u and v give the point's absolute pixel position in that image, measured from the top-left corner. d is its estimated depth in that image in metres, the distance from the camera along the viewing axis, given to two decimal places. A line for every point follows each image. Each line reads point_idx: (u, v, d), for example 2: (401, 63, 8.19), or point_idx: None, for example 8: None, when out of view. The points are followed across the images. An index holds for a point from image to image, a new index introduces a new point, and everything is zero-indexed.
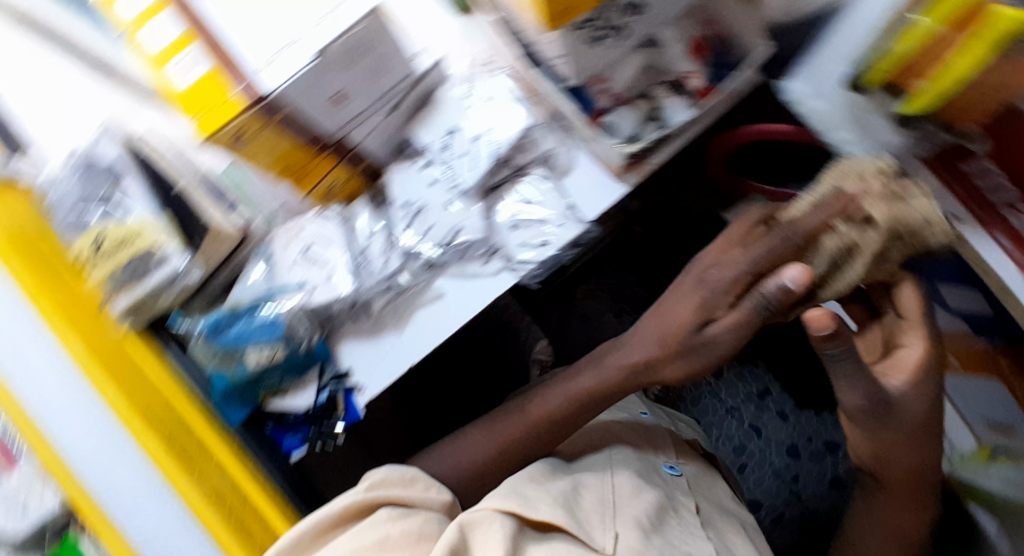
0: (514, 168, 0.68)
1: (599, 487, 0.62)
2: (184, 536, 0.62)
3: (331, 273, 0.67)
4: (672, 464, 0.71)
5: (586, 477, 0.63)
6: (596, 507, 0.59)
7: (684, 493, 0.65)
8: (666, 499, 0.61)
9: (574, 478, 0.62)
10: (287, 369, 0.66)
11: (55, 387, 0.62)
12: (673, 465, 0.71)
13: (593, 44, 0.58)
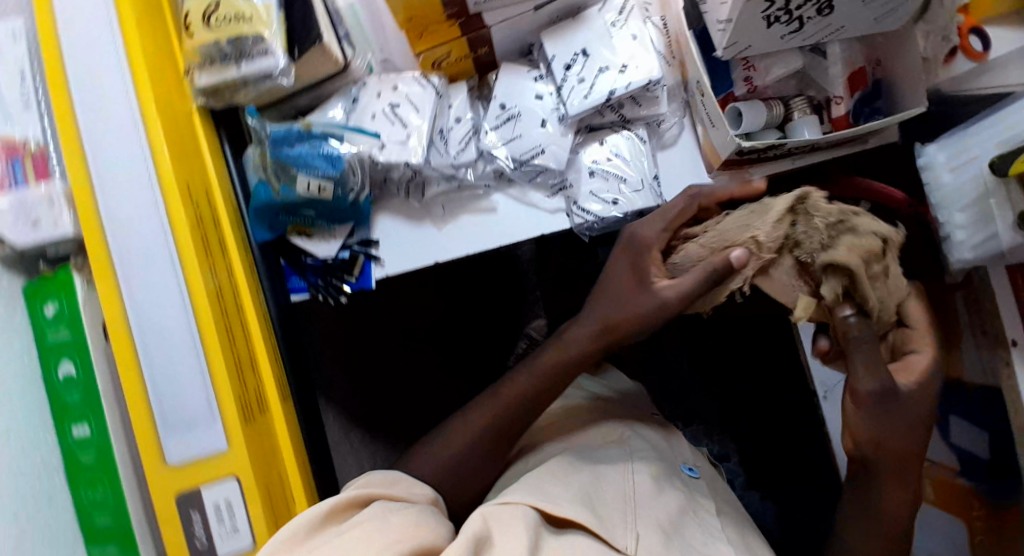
0: (622, 117, 0.66)
1: (618, 479, 0.56)
2: (176, 314, 0.54)
3: (409, 137, 0.62)
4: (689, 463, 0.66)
5: (605, 469, 0.57)
6: (618, 502, 0.53)
7: (706, 498, 0.60)
8: (688, 503, 0.57)
9: (595, 472, 0.57)
10: (324, 212, 0.65)
11: (116, 102, 0.54)
12: (693, 467, 0.65)
13: (770, 24, 0.54)
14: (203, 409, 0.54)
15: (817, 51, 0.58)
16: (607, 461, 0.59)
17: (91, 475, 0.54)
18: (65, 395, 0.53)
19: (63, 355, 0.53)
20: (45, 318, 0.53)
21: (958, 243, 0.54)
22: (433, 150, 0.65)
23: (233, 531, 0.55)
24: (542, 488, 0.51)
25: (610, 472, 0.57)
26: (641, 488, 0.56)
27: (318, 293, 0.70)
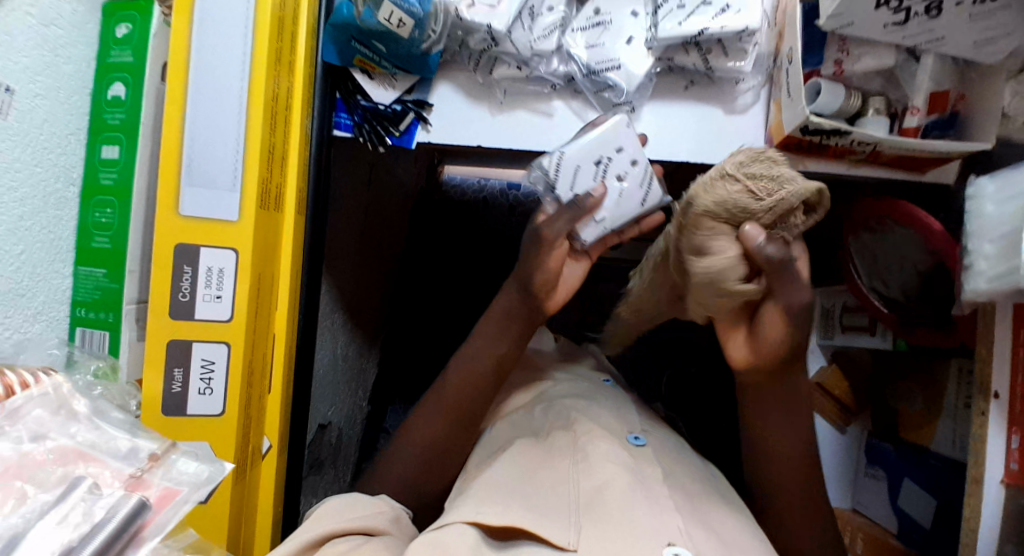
0: (704, 64, 0.66)
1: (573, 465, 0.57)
2: (233, 75, 0.54)
3: (499, 3, 0.64)
4: (637, 434, 0.63)
5: (557, 459, 0.58)
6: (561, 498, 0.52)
7: (651, 465, 0.58)
8: (633, 479, 0.54)
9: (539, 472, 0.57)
10: (394, 54, 0.66)
11: None
12: (639, 437, 0.63)
13: (878, 3, 0.55)
14: (226, 172, 0.55)
15: (914, 39, 0.58)
16: (554, 456, 0.59)
17: (103, 195, 0.55)
18: (108, 114, 0.55)
19: (118, 75, 0.54)
20: (115, 36, 0.55)
21: (977, 273, 0.59)
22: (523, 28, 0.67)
23: (217, 298, 0.57)
24: (482, 499, 0.51)
25: (561, 457, 0.59)
26: (583, 468, 0.56)
27: (360, 136, 0.70)
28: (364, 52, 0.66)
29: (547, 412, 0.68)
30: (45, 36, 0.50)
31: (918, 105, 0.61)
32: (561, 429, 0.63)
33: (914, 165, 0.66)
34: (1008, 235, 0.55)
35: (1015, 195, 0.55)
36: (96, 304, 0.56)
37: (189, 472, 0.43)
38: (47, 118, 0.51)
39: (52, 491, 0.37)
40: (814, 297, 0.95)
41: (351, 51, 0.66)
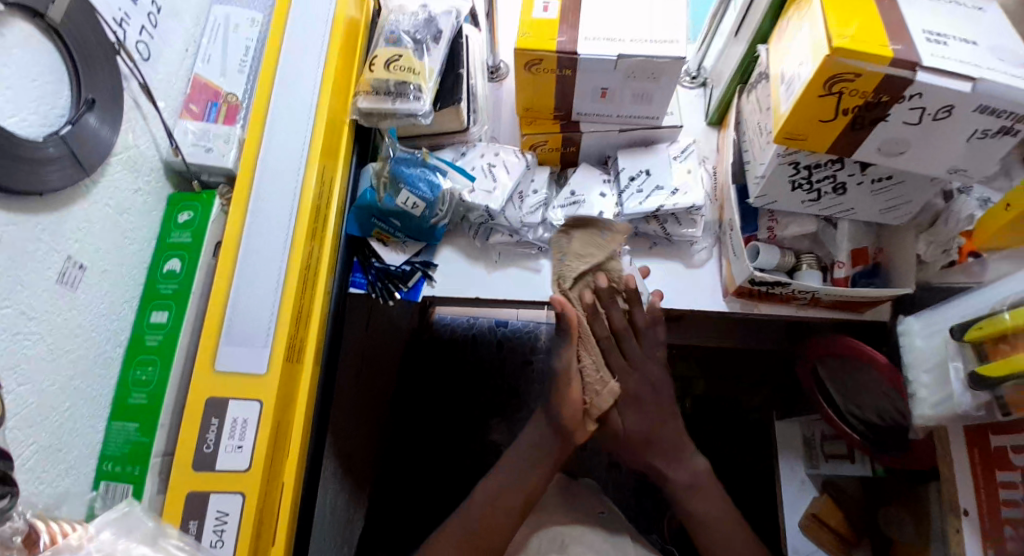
0: (664, 230, 0.80)
1: None
2: (276, 248, 0.64)
3: (494, 189, 0.80)
4: None
5: None
6: None
7: None
8: None
9: None
10: (408, 227, 0.82)
11: (304, 83, 0.71)
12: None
13: (794, 188, 0.69)
14: (261, 331, 0.62)
15: (829, 210, 0.72)
16: None
17: (147, 355, 0.61)
18: (161, 285, 0.63)
19: (174, 253, 0.64)
20: (176, 221, 0.65)
21: (922, 400, 0.66)
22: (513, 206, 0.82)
23: (237, 448, 0.59)
24: None
25: None
26: None
27: (373, 291, 0.83)
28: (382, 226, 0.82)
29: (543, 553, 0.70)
30: (119, 222, 0.60)
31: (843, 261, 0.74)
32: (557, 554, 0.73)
33: (850, 309, 0.77)
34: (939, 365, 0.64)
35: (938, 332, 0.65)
36: (124, 458, 0.58)
37: None
38: (109, 289, 0.59)
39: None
40: (796, 426, 1.01)
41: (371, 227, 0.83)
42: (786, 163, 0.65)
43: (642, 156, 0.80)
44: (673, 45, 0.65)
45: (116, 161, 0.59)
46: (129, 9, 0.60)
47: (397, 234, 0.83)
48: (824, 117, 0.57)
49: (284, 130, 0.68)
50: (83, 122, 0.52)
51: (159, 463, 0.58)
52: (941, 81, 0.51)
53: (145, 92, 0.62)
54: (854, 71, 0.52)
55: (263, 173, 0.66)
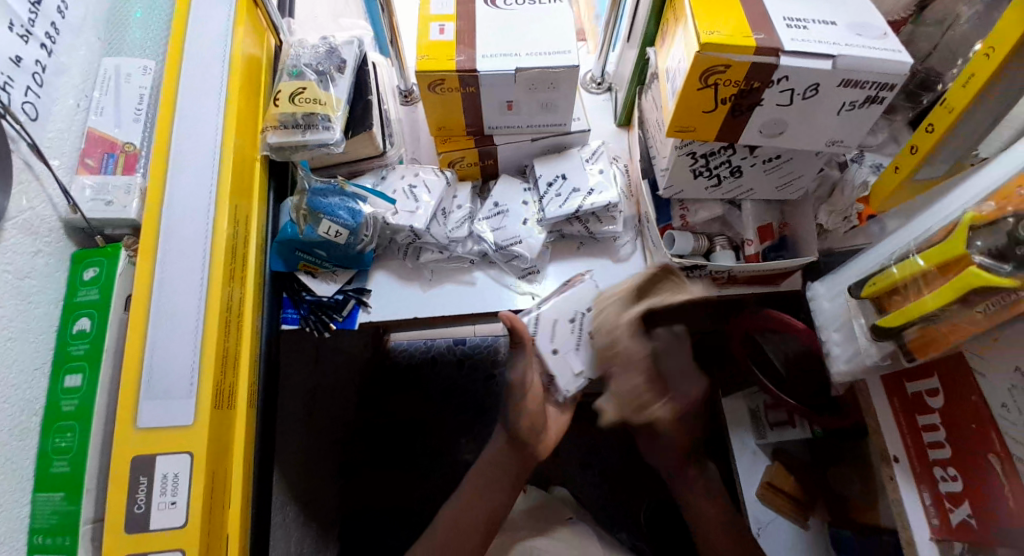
0: (585, 229, 0.83)
1: None
2: (192, 295, 0.62)
3: (417, 209, 0.82)
4: None
5: None
6: None
7: None
8: None
9: None
10: (335, 256, 0.82)
11: (206, 126, 0.70)
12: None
13: (696, 176, 0.72)
14: (183, 381, 0.60)
15: (732, 194, 0.76)
16: None
17: (64, 421, 0.58)
18: (73, 347, 0.60)
19: (84, 312, 0.61)
20: (82, 280, 0.62)
21: (835, 356, 0.70)
22: (439, 224, 0.83)
23: (171, 504, 0.57)
24: None
25: None
26: None
27: (306, 324, 0.83)
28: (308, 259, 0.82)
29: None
30: (18, 288, 0.58)
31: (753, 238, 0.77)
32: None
33: (768, 282, 0.81)
34: (847, 325, 0.68)
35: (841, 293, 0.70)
36: (53, 530, 0.56)
37: None
38: (16, 358, 0.56)
39: None
40: (740, 400, 1.04)
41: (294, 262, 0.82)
42: (684, 154, 0.69)
43: (556, 160, 0.83)
44: (566, 53, 0.68)
45: (10, 226, 0.57)
46: (13, 71, 0.59)
47: (325, 268, 0.84)
48: (705, 107, 0.61)
49: (190, 172, 0.67)
50: None
51: (88, 530, 0.56)
52: (804, 62, 0.56)
53: (36, 153, 0.60)
54: (722, 63, 0.56)
55: (172, 217, 0.65)
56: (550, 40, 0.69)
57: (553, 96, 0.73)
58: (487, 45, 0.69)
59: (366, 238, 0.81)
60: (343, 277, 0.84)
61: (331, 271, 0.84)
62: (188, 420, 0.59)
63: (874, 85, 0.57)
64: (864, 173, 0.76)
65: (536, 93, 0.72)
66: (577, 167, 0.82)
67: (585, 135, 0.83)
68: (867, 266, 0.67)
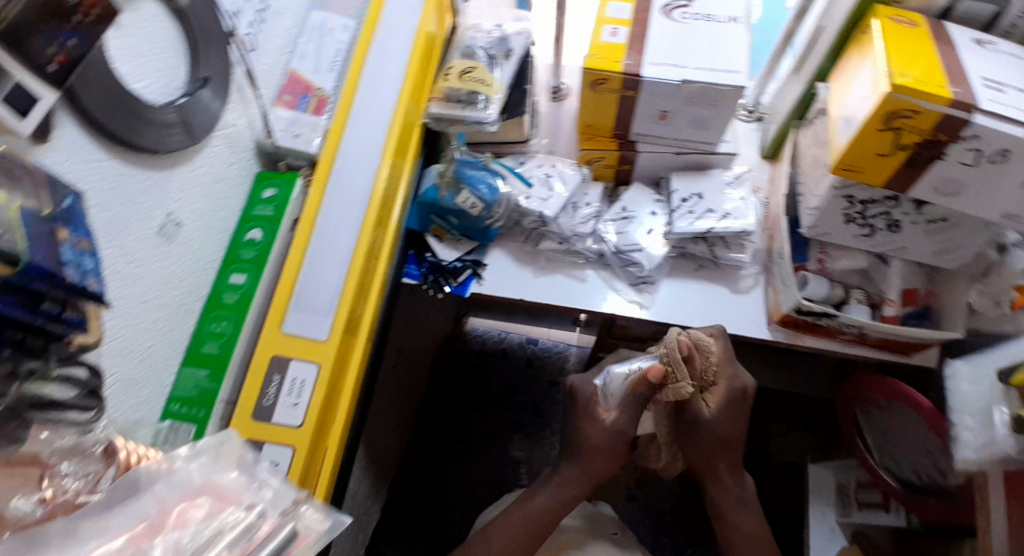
0: (710, 252, 0.82)
1: None
2: (347, 230, 0.70)
3: (550, 198, 0.85)
4: None
5: None
6: None
7: None
8: None
9: None
10: (463, 225, 0.87)
11: (386, 87, 0.77)
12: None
13: (848, 222, 0.72)
14: (326, 302, 0.67)
15: (880, 247, 0.74)
16: None
17: (223, 310, 0.67)
18: (243, 250, 0.69)
19: (256, 224, 0.70)
20: (261, 197, 0.72)
21: (964, 443, 0.66)
22: (568, 217, 0.86)
23: (294, 405, 0.64)
24: None
25: None
26: None
27: (425, 282, 0.88)
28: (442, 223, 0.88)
29: None
30: (212, 189, 0.66)
31: (896, 298, 0.76)
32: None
33: (898, 353, 0.79)
34: (985, 411, 0.64)
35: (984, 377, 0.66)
36: (192, 401, 0.62)
37: (314, 521, 0.37)
38: (199, 247, 0.65)
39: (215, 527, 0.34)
40: (829, 471, 1.00)
41: (426, 223, 0.89)
42: (842, 196, 0.69)
43: (696, 179, 0.84)
44: (735, 74, 0.68)
45: (218, 135, 0.66)
46: (243, 3, 0.68)
47: (451, 235, 0.89)
48: (881, 150, 0.60)
49: (366, 122, 0.75)
50: (197, 95, 0.60)
51: (221, 408, 0.64)
52: (997, 123, 0.54)
53: (249, 79, 0.69)
54: (911, 109, 0.56)
55: (345, 158, 0.73)
56: (721, 58, 0.69)
57: (711, 114, 0.73)
58: (656, 52, 0.71)
59: (498, 215, 0.86)
60: (467, 247, 0.90)
61: (456, 239, 0.90)
62: (322, 336, 0.66)
63: None
64: None
65: (694, 108, 0.73)
66: (716, 190, 0.82)
67: (730, 158, 0.83)
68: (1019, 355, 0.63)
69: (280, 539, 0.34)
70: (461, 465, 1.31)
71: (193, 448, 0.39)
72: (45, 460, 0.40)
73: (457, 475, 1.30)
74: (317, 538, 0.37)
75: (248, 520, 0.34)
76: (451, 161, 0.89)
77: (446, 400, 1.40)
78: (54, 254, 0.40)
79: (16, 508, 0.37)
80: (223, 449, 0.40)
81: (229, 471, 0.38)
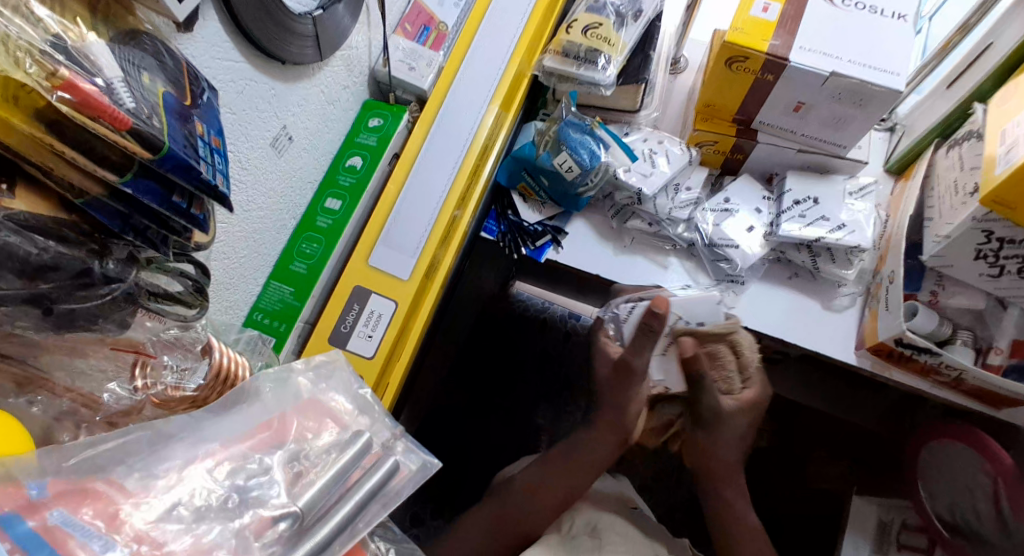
0: (810, 262, 0.78)
1: None
2: (445, 171, 0.69)
3: (651, 174, 0.81)
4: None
5: None
6: None
7: None
8: None
9: None
10: (554, 188, 0.84)
11: (504, 35, 0.75)
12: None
13: (978, 257, 0.66)
14: (413, 241, 0.66)
15: (1004, 291, 0.68)
16: None
17: (315, 232, 0.66)
18: (341, 176, 0.68)
19: (358, 152, 0.69)
20: (367, 125, 0.71)
21: None
22: (666, 197, 0.82)
23: (368, 337, 0.64)
24: None
25: None
26: None
27: (503, 240, 0.87)
28: (533, 183, 0.86)
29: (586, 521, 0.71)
30: (326, 108, 0.65)
31: (1005, 347, 0.70)
32: (587, 537, 0.69)
33: (992, 406, 0.73)
34: None
35: None
36: (275, 314, 0.63)
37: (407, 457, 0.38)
38: (304, 165, 0.65)
39: (327, 450, 0.35)
40: (873, 505, 0.88)
41: (515, 179, 0.87)
42: (980, 228, 0.62)
43: (812, 181, 0.78)
44: (895, 75, 0.62)
45: (340, 54, 0.65)
46: None
47: (538, 198, 0.87)
48: None
49: (481, 65, 0.73)
50: (330, 9, 0.57)
51: (301, 327, 0.64)
52: None
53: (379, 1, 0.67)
54: None
55: (457, 98, 0.71)
56: (880, 55, 0.63)
57: (853, 114, 0.67)
58: (809, 39, 0.65)
59: (593, 184, 0.82)
60: (554, 213, 0.87)
61: (543, 202, 0.87)
62: (406, 273, 0.66)
63: None
64: None
65: (836, 106, 0.67)
66: (833, 196, 0.76)
67: (857, 166, 0.77)
68: None
69: (382, 473, 0.34)
70: (484, 427, 1.07)
71: (309, 362, 0.40)
72: (146, 349, 0.45)
73: (475, 438, 1.06)
74: (411, 477, 0.37)
75: (357, 443, 0.35)
76: (555, 119, 0.85)
77: (473, 347, 1.16)
78: (190, 143, 0.39)
79: (112, 391, 0.43)
80: (324, 368, 0.40)
81: (335, 393, 0.39)
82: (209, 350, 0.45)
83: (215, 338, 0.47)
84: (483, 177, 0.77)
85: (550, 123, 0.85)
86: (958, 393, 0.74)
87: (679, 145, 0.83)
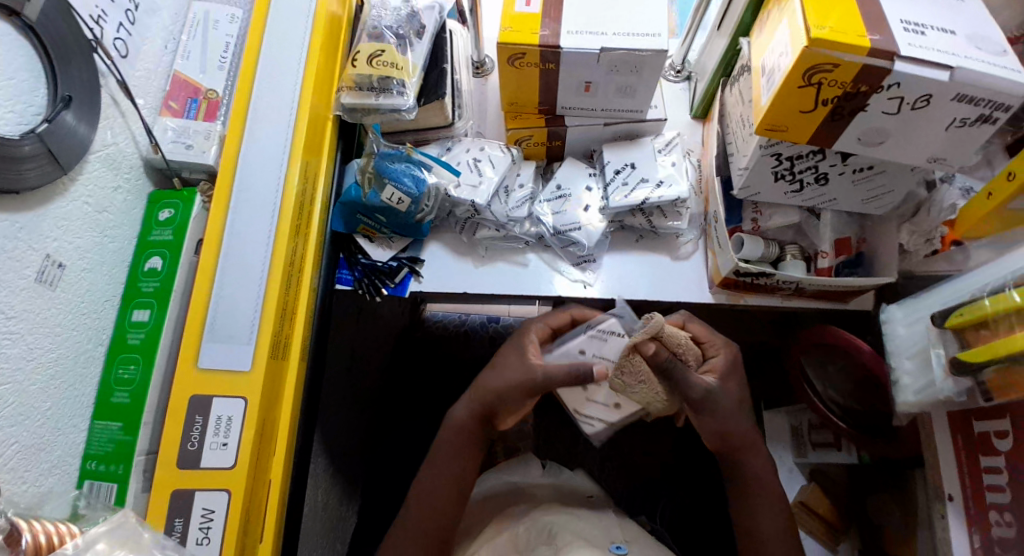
0: (648, 223, 0.80)
1: None
2: (259, 246, 0.64)
3: (480, 184, 0.80)
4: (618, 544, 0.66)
5: None
6: None
7: None
8: None
9: None
10: (393, 223, 0.81)
11: (284, 83, 0.70)
12: (621, 546, 0.65)
13: (778, 179, 0.71)
14: (244, 330, 0.62)
15: (812, 200, 0.73)
16: None
17: (129, 353, 0.61)
18: (143, 283, 0.63)
19: (155, 251, 0.64)
20: (157, 219, 0.65)
21: (904, 386, 0.69)
22: (502, 200, 0.82)
23: (222, 446, 0.59)
24: None
25: None
26: None
27: (360, 287, 0.82)
28: (369, 223, 0.82)
29: (530, 529, 0.69)
30: (98, 219, 0.60)
31: (829, 251, 0.75)
32: (545, 544, 0.64)
33: (839, 301, 0.79)
34: (924, 350, 0.66)
35: (935, 300, 0.66)
36: (108, 457, 0.59)
37: None
38: (90, 288, 0.59)
39: None
40: (783, 415, 1.00)
41: (348, 223, 0.82)
42: (770, 153, 0.67)
43: (626, 147, 0.81)
44: (653, 37, 0.65)
45: (93, 159, 0.59)
46: (105, 7, 0.61)
47: (380, 239, 0.83)
48: (803, 107, 0.59)
49: (265, 120, 0.68)
50: (58, 120, 0.53)
51: (143, 461, 0.59)
52: (920, 70, 0.54)
53: (123, 88, 0.63)
54: (831, 61, 0.54)
55: (249, 163, 0.66)
56: (633, 24, 0.67)
57: (635, 81, 0.70)
58: (574, 23, 0.67)
59: (429, 208, 0.80)
60: (403, 246, 0.84)
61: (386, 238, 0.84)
62: (246, 365, 0.61)
63: (1008, 104, 0.55)
64: (954, 194, 0.72)
65: (616, 78, 0.70)
66: (647, 156, 0.80)
67: (660, 124, 0.80)
68: (953, 298, 0.64)
69: None
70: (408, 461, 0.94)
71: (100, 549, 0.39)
72: None
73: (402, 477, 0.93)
74: None
75: None
76: (370, 151, 0.82)
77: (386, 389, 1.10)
78: None
79: None
80: (117, 532, 0.41)
81: None
82: (17, 536, 0.38)
83: (23, 519, 0.39)
84: (310, 234, 0.73)
85: (367, 158, 0.82)
86: (809, 298, 0.79)
87: (495, 146, 0.83)
